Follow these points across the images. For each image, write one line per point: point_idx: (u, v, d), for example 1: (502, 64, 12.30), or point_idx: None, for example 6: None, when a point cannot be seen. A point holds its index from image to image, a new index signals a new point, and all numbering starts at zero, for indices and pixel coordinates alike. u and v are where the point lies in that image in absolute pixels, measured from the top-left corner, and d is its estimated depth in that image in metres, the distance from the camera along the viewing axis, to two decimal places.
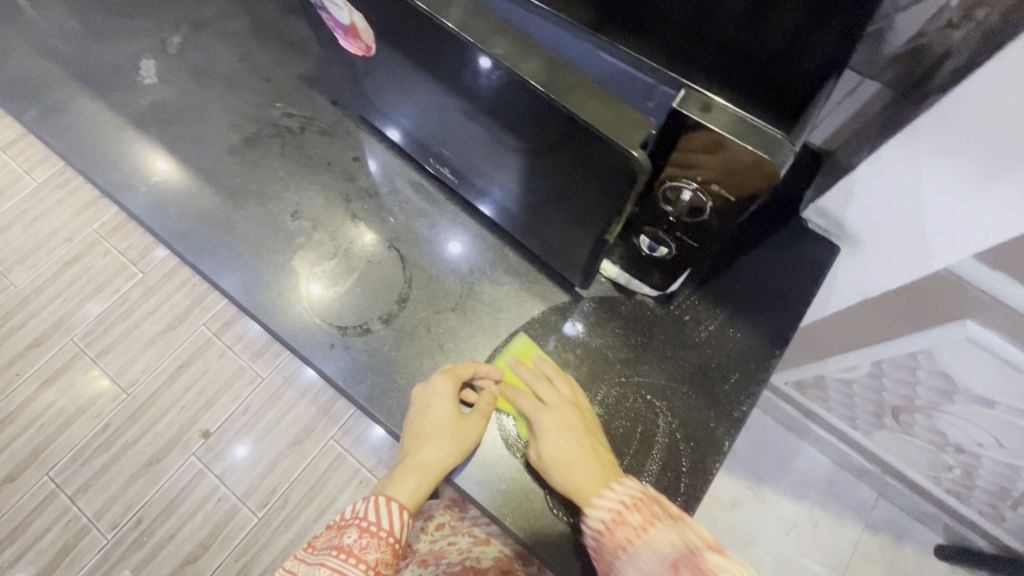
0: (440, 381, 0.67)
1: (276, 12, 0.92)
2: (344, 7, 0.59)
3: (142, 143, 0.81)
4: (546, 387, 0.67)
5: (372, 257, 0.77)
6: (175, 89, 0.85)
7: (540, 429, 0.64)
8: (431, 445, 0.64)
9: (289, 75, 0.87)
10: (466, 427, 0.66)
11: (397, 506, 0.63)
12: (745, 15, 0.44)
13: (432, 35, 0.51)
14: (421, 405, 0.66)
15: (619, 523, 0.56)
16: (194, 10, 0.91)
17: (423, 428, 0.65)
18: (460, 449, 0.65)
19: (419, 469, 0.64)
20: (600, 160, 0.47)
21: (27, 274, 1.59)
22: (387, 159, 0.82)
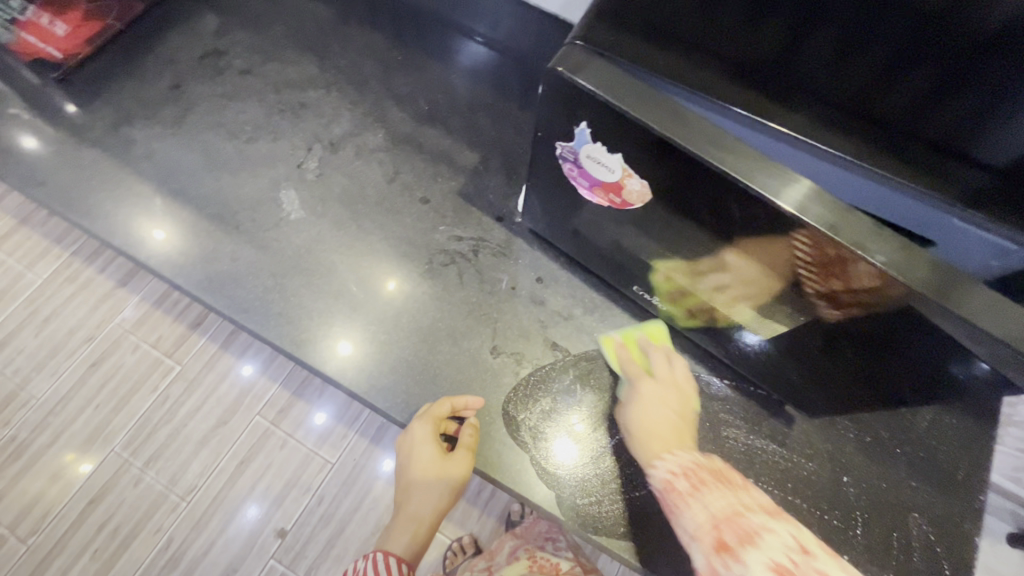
0: (419, 428, 0.68)
1: (412, 122, 0.87)
2: (618, 169, 0.52)
3: (312, 291, 0.76)
4: (662, 362, 0.70)
5: (581, 376, 0.73)
6: (327, 223, 0.79)
7: (631, 397, 0.67)
8: (420, 497, 0.71)
9: (445, 193, 0.82)
10: (452, 466, 0.68)
11: (393, 558, 0.71)
12: (957, 126, 0.48)
13: (754, 218, 0.46)
14: (405, 454, 0.70)
15: (671, 485, 0.53)
16: (326, 128, 0.85)
17: (415, 474, 0.71)
18: (449, 490, 0.70)
19: (414, 518, 0.73)
20: (934, 342, 0.46)
21: (47, 382, 1.13)
22: (565, 277, 0.79)
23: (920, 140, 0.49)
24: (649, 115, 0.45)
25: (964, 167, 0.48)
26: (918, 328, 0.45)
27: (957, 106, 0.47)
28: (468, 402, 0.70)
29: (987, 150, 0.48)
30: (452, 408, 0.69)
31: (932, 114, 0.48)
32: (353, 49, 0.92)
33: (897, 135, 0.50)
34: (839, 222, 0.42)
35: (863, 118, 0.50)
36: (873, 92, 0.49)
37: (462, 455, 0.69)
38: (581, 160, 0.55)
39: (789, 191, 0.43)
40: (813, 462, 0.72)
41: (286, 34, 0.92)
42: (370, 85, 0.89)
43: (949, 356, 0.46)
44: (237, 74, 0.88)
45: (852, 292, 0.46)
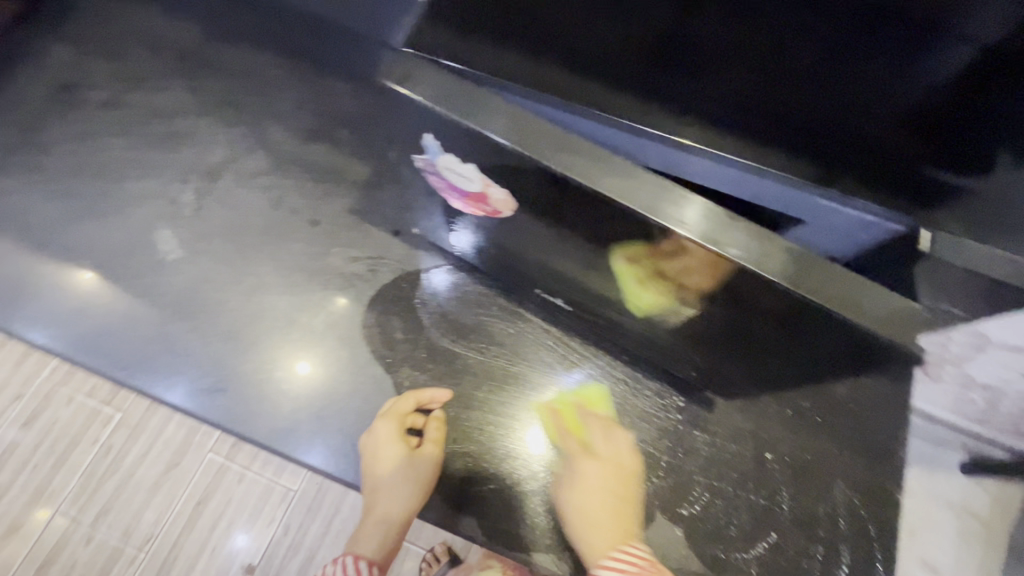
0: (383, 425, 0.64)
1: (296, 139, 0.82)
2: (476, 179, 0.49)
3: (204, 337, 0.71)
4: (601, 433, 0.68)
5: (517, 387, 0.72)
6: (211, 260, 0.74)
7: (572, 478, 0.62)
8: (389, 494, 0.61)
9: (338, 212, 0.78)
10: (420, 462, 0.64)
11: (364, 563, 0.56)
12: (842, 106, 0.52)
13: (615, 219, 0.44)
14: (369, 456, 0.63)
15: None
16: (201, 157, 0.79)
17: (358, 481, 0.62)
18: (419, 490, 0.63)
19: (382, 521, 0.60)
20: (813, 332, 0.45)
21: None
22: (470, 285, 0.75)
23: (818, 127, 0.53)
24: (497, 117, 0.42)
25: (840, 147, 0.53)
26: (795, 318, 0.43)
27: (850, 77, 0.51)
28: (435, 395, 0.69)
29: (869, 125, 0.53)
30: (417, 401, 0.68)
31: (816, 93, 0.52)
32: (226, 67, 0.85)
33: (779, 124, 0.53)
34: (693, 217, 0.40)
35: (752, 112, 0.53)
36: (775, 69, 0.52)
37: (428, 449, 0.65)
38: (440, 168, 0.51)
39: (641, 190, 0.41)
40: (736, 443, 0.71)
41: (149, 58, 0.85)
42: (247, 105, 0.84)
43: (833, 343, 0.45)
44: (97, 106, 0.81)
45: (725, 284, 0.44)
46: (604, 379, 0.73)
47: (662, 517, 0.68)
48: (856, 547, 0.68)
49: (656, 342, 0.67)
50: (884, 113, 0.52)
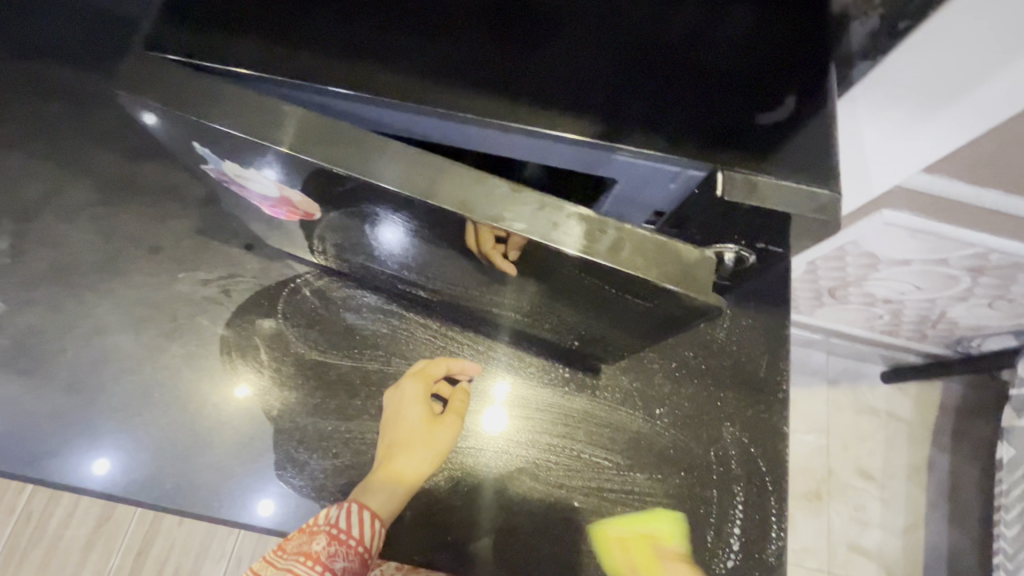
0: (410, 386, 0.67)
1: (125, 160, 0.75)
2: (271, 184, 0.47)
3: (42, 393, 0.64)
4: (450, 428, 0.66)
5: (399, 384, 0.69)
6: (41, 309, 0.67)
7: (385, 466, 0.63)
8: (407, 454, 0.62)
9: (180, 234, 0.72)
10: (441, 432, 0.65)
11: (369, 514, 0.58)
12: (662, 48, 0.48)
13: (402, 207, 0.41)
14: (393, 412, 0.65)
15: None
16: (14, 197, 0.71)
17: (399, 433, 0.64)
18: (435, 456, 0.64)
19: (393, 480, 0.61)
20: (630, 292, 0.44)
21: None
22: (335, 289, 0.71)
23: (634, 65, 0.47)
24: (248, 115, 0.39)
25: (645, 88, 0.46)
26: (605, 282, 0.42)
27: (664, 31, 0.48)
28: (466, 366, 0.70)
29: (683, 73, 0.47)
30: (448, 367, 0.69)
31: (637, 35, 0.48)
32: (30, 92, 0.76)
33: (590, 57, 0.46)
34: (465, 195, 0.38)
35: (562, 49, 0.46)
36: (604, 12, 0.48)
37: (451, 418, 0.66)
38: (245, 182, 0.49)
39: (405, 173, 0.38)
40: (627, 403, 0.71)
41: None
42: (61, 131, 0.75)
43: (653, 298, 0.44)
44: None
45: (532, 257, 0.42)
46: (487, 362, 0.71)
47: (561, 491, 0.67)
48: (753, 485, 0.69)
49: (528, 318, 0.66)
50: (696, 68, 0.47)
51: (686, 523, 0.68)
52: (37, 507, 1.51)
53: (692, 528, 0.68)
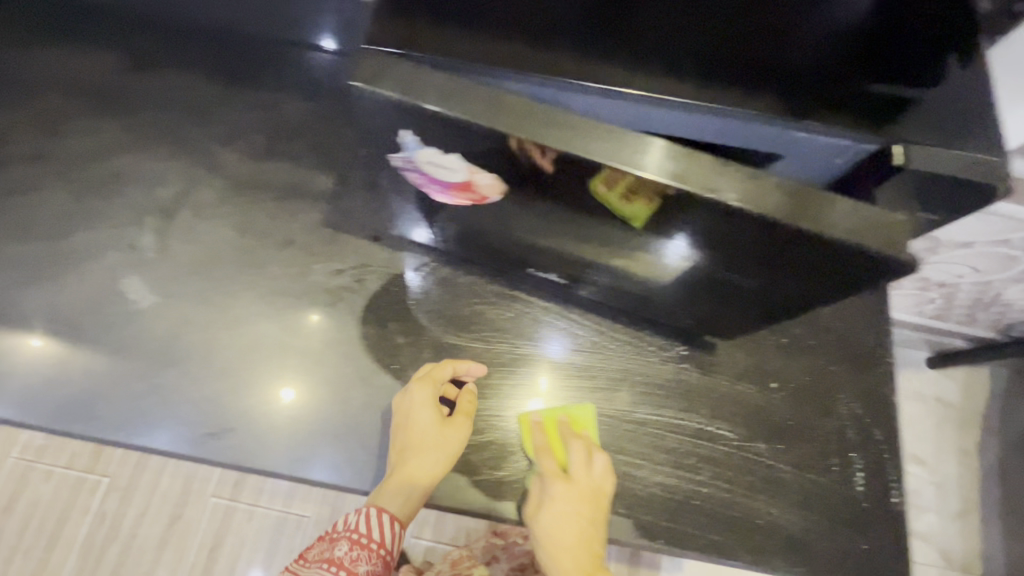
0: (418, 391, 0.66)
1: (250, 159, 0.78)
2: (461, 168, 0.48)
3: (197, 380, 0.68)
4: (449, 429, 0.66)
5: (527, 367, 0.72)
6: (189, 300, 0.70)
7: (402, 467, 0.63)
8: (418, 458, 0.63)
9: (310, 227, 0.75)
10: (452, 432, 0.66)
11: (386, 517, 0.62)
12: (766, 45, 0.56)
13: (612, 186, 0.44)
14: (403, 416, 0.65)
15: None
16: (151, 195, 0.75)
17: (404, 438, 0.64)
18: (448, 457, 0.65)
19: (409, 482, 0.62)
20: (803, 267, 0.47)
21: None
22: (458, 279, 0.75)
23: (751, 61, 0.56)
24: (476, 103, 0.42)
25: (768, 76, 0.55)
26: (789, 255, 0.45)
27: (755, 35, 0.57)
28: (470, 368, 0.69)
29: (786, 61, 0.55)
30: (454, 368, 0.68)
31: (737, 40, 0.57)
32: (157, 97, 0.80)
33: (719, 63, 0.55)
34: (687, 171, 0.41)
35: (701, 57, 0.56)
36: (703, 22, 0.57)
37: (462, 419, 0.67)
38: (419, 164, 0.50)
39: (633, 152, 0.42)
40: (742, 379, 0.74)
41: (68, 99, 0.78)
42: (188, 132, 0.78)
43: (823, 275, 0.47)
44: (23, 161, 0.75)
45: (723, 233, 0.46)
46: (606, 342, 0.74)
47: (689, 463, 0.70)
48: (868, 454, 0.72)
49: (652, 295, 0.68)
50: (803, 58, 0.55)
51: (809, 494, 0.70)
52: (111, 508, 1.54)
53: (815, 498, 0.70)
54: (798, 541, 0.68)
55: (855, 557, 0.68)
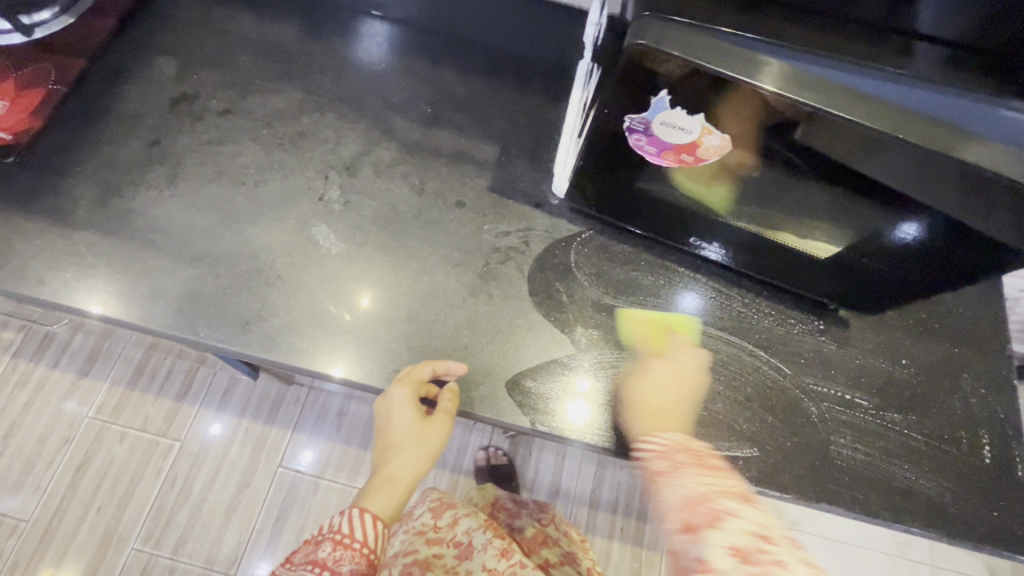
0: (398, 391, 0.70)
1: (420, 126, 0.84)
2: (696, 129, 0.55)
3: (384, 321, 0.73)
4: (667, 367, 0.73)
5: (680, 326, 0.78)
6: (375, 250, 0.76)
7: (632, 383, 0.73)
8: (397, 460, 0.79)
9: (478, 191, 0.81)
10: (431, 430, 0.74)
11: (369, 516, 0.80)
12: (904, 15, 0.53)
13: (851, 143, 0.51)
14: (384, 417, 0.74)
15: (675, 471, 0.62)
16: (334, 152, 0.80)
17: (395, 436, 0.76)
18: (425, 453, 0.78)
19: (391, 479, 0.81)
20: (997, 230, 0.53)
21: None
22: (613, 244, 0.81)
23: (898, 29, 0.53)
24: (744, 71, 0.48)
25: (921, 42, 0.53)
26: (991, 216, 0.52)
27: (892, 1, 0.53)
28: (450, 366, 0.71)
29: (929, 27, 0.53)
30: (432, 371, 0.70)
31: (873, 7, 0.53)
32: (333, 65, 0.86)
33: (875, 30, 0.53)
34: (933, 134, 0.48)
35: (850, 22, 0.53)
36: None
37: (440, 419, 0.73)
38: (654, 126, 0.57)
39: (903, 122, 0.48)
40: (876, 353, 0.79)
41: (254, 61, 0.84)
42: (363, 98, 0.85)
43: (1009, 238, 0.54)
44: (217, 115, 0.80)
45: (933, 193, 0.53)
46: (751, 312, 0.79)
47: (831, 425, 0.75)
48: (993, 428, 0.77)
49: (804, 263, 0.74)
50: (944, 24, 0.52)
51: (941, 461, 0.75)
52: (183, 470, 1.52)
53: (947, 464, 0.75)
54: (933, 503, 0.73)
55: (987, 521, 0.72)
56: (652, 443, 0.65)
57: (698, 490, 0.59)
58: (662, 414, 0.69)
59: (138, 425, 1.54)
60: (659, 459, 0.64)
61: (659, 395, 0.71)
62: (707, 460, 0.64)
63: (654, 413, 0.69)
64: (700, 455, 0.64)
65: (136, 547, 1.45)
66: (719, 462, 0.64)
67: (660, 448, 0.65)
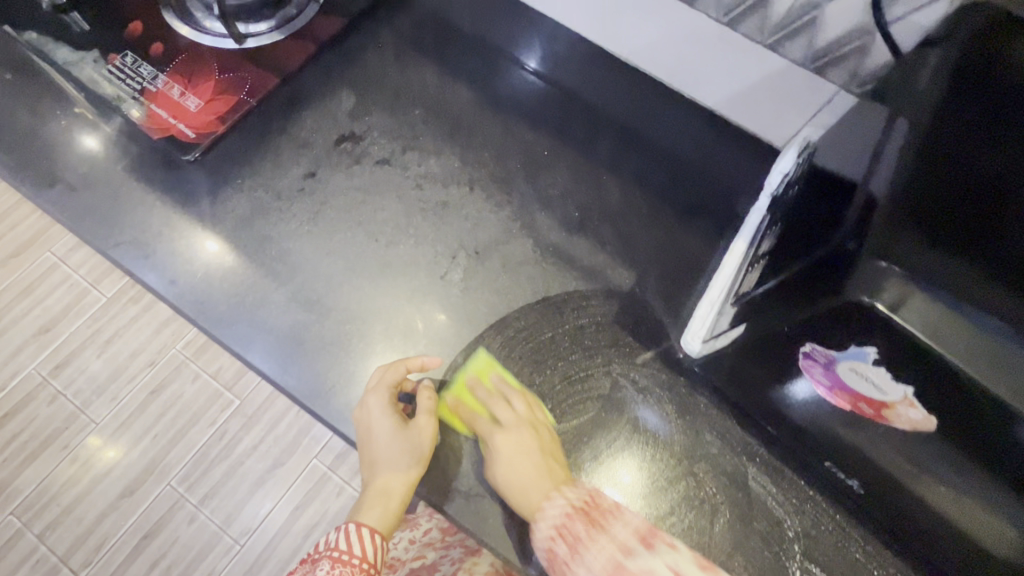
0: (376, 397, 0.67)
1: (562, 229, 0.79)
2: (888, 392, 0.69)
3: (459, 428, 0.69)
4: (502, 405, 0.68)
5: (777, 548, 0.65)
6: (479, 350, 0.73)
7: (493, 454, 0.66)
8: (387, 467, 0.66)
9: (600, 318, 0.75)
10: (413, 433, 0.67)
11: (367, 531, 0.68)
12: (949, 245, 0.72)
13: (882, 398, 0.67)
14: (364, 429, 0.66)
15: (569, 525, 0.60)
16: (470, 233, 0.78)
17: (376, 447, 0.66)
18: (416, 460, 0.66)
19: (384, 493, 0.68)
20: None
21: None
22: (727, 427, 0.70)
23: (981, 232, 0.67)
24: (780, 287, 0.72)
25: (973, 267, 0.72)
26: None
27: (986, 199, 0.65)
28: (424, 362, 0.69)
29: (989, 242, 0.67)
30: (407, 369, 0.68)
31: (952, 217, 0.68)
32: (497, 143, 0.84)
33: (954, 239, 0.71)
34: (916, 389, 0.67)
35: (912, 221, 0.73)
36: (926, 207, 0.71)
37: (422, 420, 0.67)
38: (836, 365, 0.69)
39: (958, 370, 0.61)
40: None
41: (425, 117, 0.84)
42: (515, 184, 0.82)
43: None
44: (376, 163, 0.81)
45: None
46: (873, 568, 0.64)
47: None
48: None
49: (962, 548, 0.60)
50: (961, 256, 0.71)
51: None
52: (233, 429, 1.56)
53: None
54: None
55: None
56: (545, 528, 0.60)
57: (602, 572, 0.56)
58: (523, 491, 0.63)
59: (211, 370, 1.60)
60: (559, 535, 0.60)
61: (519, 476, 0.64)
62: (596, 510, 0.61)
63: (521, 489, 0.63)
64: (588, 513, 0.61)
65: (171, 484, 1.51)
66: (580, 488, 0.63)
67: (554, 531, 0.60)
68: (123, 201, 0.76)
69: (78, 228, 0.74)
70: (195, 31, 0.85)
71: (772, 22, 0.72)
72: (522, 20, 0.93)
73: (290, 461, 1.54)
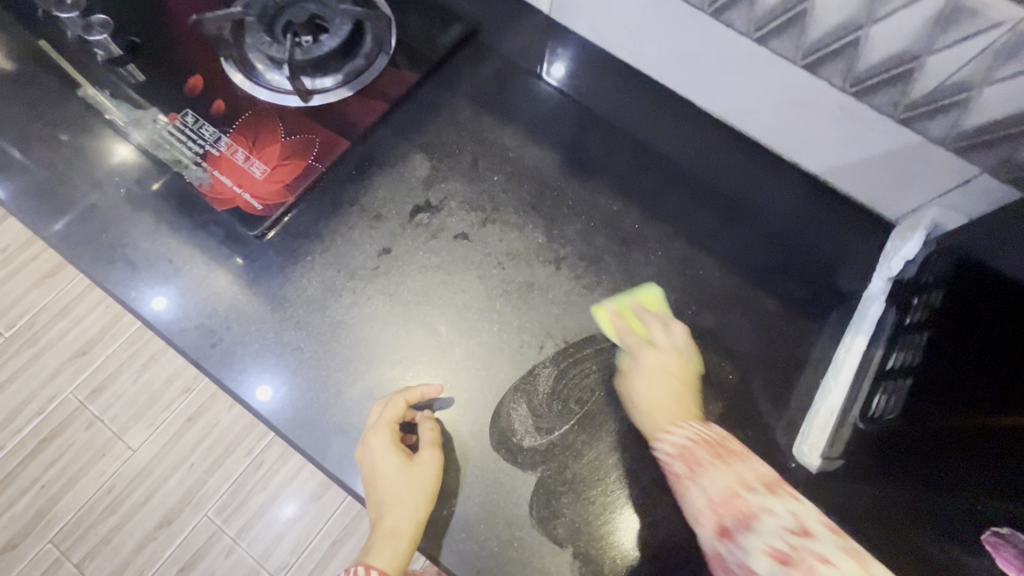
0: (377, 437, 0.63)
1: (657, 315, 0.73)
2: None
3: (553, 548, 0.63)
4: (660, 330, 0.70)
5: None
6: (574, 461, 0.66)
7: (636, 366, 0.67)
8: (393, 510, 0.62)
9: (701, 421, 0.69)
10: (418, 471, 0.63)
11: (375, 573, 0.62)
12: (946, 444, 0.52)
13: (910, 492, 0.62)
14: (367, 471, 0.63)
15: (691, 451, 0.60)
16: (557, 321, 0.71)
17: (381, 490, 0.63)
18: (424, 497, 0.63)
19: (394, 533, 0.63)
20: None
21: None
22: None
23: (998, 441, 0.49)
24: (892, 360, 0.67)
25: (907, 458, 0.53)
26: None
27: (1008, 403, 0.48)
28: (424, 391, 0.66)
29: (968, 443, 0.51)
30: (406, 402, 0.65)
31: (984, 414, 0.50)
32: (583, 214, 0.77)
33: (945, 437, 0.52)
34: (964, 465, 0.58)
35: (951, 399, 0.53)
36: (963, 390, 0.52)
37: (427, 454, 0.64)
38: None
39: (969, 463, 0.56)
40: None
41: (505, 184, 0.78)
42: (604, 262, 0.75)
43: None
44: (453, 239, 0.74)
45: None
46: None
47: None
48: None
49: None
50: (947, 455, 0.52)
51: None
52: (270, 459, 1.51)
53: None
54: None
55: None
56: (666, 444, 0.62)
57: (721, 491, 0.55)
58: (667, 411, 0.65)
59: None
60: (678, 458, 0.61)
61: (662, 395, 0.66)
62: (727, 452, 0.59)
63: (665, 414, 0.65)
64: (716, 447, 0.60)
65: (208, 515, 1.46)
66: (710, 430, 0.63)
67: (671, 449, 0.62)
68: (189, 281, 0.71)
69: (143, 312, 0.70)
70: (252, 84, 0.78)
71: (910, 99, 0.63)
72: (605, 75, 0.86)
73: (327, 495, 1.49)
